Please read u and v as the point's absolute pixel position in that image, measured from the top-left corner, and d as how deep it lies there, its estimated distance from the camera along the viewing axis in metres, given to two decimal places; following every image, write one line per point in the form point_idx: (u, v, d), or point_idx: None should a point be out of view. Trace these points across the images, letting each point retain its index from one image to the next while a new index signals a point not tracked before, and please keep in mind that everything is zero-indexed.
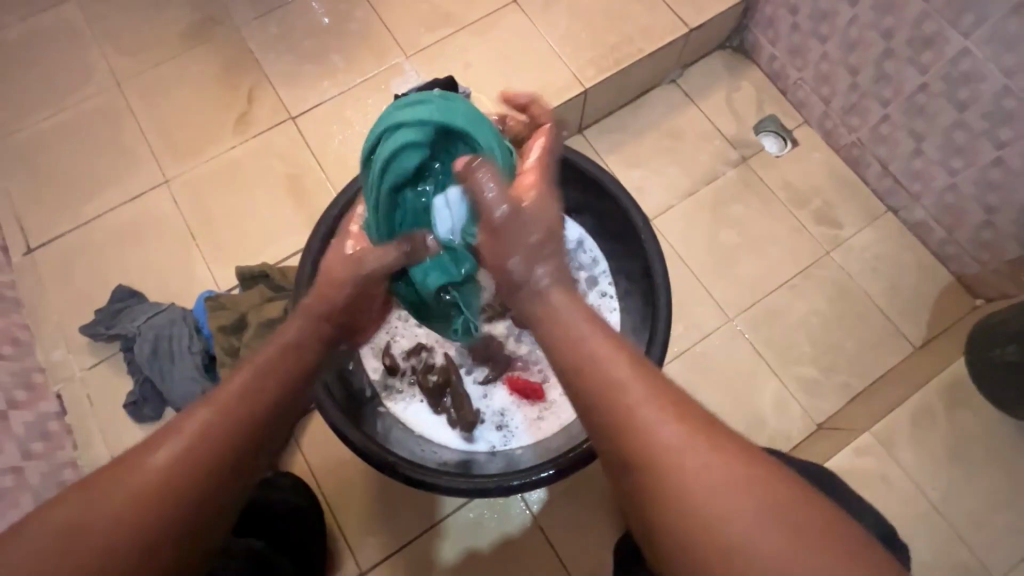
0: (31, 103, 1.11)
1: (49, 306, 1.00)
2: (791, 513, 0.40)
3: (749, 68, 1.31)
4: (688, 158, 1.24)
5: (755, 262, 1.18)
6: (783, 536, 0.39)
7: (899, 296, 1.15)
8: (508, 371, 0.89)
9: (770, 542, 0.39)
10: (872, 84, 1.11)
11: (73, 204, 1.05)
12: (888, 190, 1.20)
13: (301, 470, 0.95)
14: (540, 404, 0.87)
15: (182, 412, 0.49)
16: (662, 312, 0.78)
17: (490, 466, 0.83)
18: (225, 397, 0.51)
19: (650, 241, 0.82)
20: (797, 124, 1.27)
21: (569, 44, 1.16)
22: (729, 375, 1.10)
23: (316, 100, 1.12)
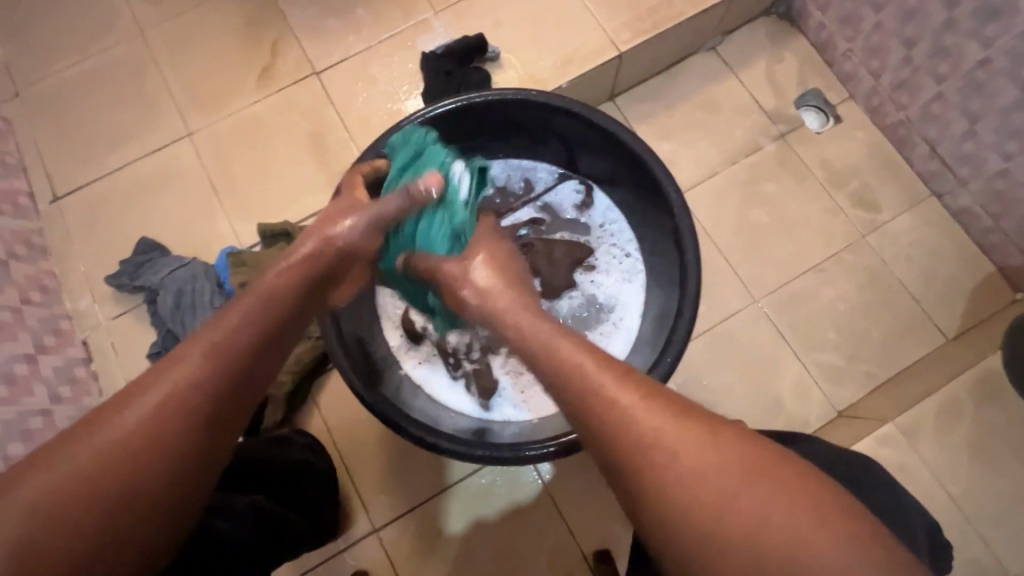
0: (56, 50, 1.10)
1: (76, 255, 1.01)
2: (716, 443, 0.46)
3: (794, 37, 1.23)
4: (722, 132, 1.19)
5: (785, 244, 1.14)
6: (704, 457, 0.45)
7: (934, 285, 1.11)
8: None
9: (692, 459, 0.45)
10: (928, 58, 1.04)
11: (98, 154, 1.05)
12: (933, 174, 1.13)
13: (318, 428, 0.96)
14: None
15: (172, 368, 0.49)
16: (692, 283, 0.73)
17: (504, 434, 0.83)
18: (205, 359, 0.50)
19: (682, 215, 0.76)
20: (841, 99, 1.21)
21: (605, 4, 1.10)
22: (750, 358, 1.08)
23: (341, 55, 1.09)
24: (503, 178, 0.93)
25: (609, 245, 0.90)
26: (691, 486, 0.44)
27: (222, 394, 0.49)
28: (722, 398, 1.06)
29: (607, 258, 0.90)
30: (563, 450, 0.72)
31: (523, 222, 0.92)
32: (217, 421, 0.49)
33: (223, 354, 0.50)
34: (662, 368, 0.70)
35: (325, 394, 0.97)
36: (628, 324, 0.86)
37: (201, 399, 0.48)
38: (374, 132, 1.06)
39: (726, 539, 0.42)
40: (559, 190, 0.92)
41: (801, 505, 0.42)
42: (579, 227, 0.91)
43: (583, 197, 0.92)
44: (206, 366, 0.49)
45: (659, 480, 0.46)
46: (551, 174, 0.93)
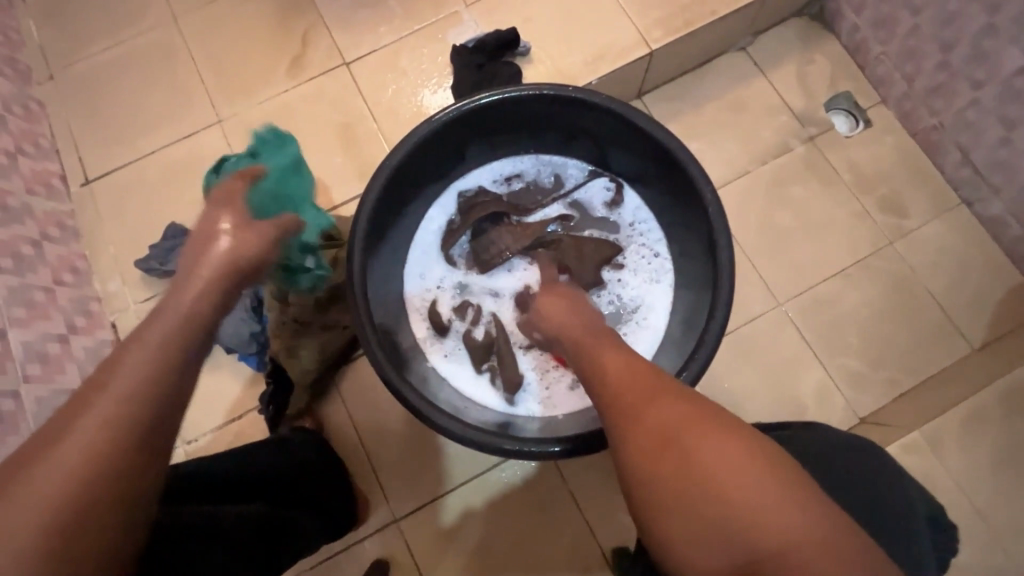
0: (90, 34, 1.11)
1: (106, 237, 1.02)
2: (689, 406, 0.50)
3: (826, 39, 1.22)
4: (750, 133, 1.18)
5: (810, 247, 1.13)
6: (674, 416, 0.49)
7: (962, 294, 1.10)
8: None
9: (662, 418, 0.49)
10: (965, 63, 1.02)
11: (129, 139, 1.06)
12: (965, 181, 1.12)
13: (341, 417, 0.97)
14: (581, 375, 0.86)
15: (92, 381, 0.44)
16: (726, 284, 0.73)
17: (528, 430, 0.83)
18: (136, 356, 0.45)
19: (718, 217, 0.76)
20: (871, 103, 1.19)
21: (638, 1, 1.10)
22: (772, 361, 1.08)
23: (372, 46, 1.09)
24: (534, 173, 0.93)
25: (638, 243, 0.90)
26: (660, 441, 0.48)
27: (168, 382, 0.45)
28: (743, 400, 1.06)
29: (635, 257, 0.89)
30: (588, 447, 0.71)
31: (553, 218, 0.91)
32: (169, 409, 0.45)
33: (160, 343, 0.46)
34: (693, 369, 0.71)
35: (349, 383, 0.98)
36: (655, 324, 0.86)
37: (159, 380, 0.45)
38: (402, 124, 1.06)
39: (694, 491, 0.44)
40: (589, 187, 0.92)
41: (763, 465, 0.44)
42: (608, 226, 0.91)
43: (613, 195, 0.91)
44: (143, 358, 0.45)
45: (642, 441, 0.49)
46: (582, 171, 0.92)
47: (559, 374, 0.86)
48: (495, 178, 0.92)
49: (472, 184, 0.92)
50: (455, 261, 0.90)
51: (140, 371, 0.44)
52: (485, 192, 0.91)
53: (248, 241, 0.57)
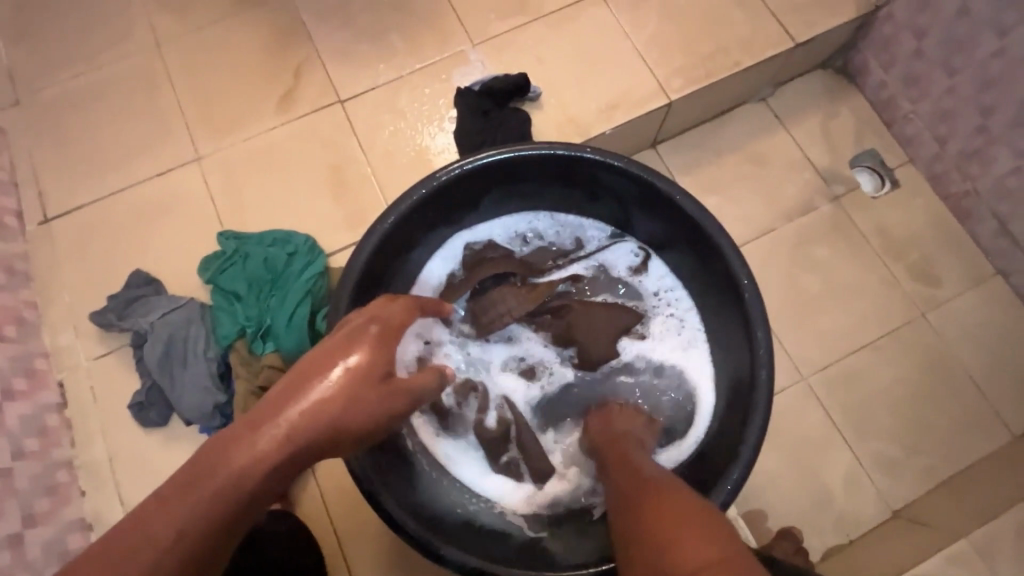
0: (63, 59, 1.02)
1: (62, 283, 0.91)
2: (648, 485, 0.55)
3: (852, 93, 1.15)
4: (772, 189, 1.10)
5: (837, 316, 1.04)
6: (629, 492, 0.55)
7: (1000, 373, 1.01)
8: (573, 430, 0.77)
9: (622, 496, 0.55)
10: (1007, 129, 0.95)
11: (97, 174, 0.97)
12: (1001, 251, 1.04)
13: (314, 502, 0.86)
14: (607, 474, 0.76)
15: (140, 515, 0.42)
16: (763, 381, 0.67)
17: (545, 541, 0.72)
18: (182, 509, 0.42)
19: (754, 305, 0.69)
20: (900, 162, 1.12)
21: (657, 48, 1.03)
22: (796, 442, 0.98)
23: (369, 83, 1.01)
24: (550, 234, 0.83)
25: (666, 317, 0.80)
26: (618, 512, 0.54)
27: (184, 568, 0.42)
28: (765, 486, 0.96)
29: (661, 329, 0.80)
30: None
31: (565, 279, 0.82)
32: None
33: (190, 518, 0.42)
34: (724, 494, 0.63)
35: (323, 463, 0.87)
36: (682, 405, 0.77)
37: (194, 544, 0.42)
38: (400, 169, 0.98)
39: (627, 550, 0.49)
40: (614, 250, 0.83)
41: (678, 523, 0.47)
42: (631, 294, 0.82)
43: (639, 262, 0.82)
44: (189, 507, 0.42)
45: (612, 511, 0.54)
46: (603, 233, 0.83)
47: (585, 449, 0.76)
48: (506, 236, 0.83)
49: (481, 236, 0.82)
50: (453, 325, 0.80)
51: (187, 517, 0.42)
52: (494, 246, 0.82)
53: (363, 391, 0.50)
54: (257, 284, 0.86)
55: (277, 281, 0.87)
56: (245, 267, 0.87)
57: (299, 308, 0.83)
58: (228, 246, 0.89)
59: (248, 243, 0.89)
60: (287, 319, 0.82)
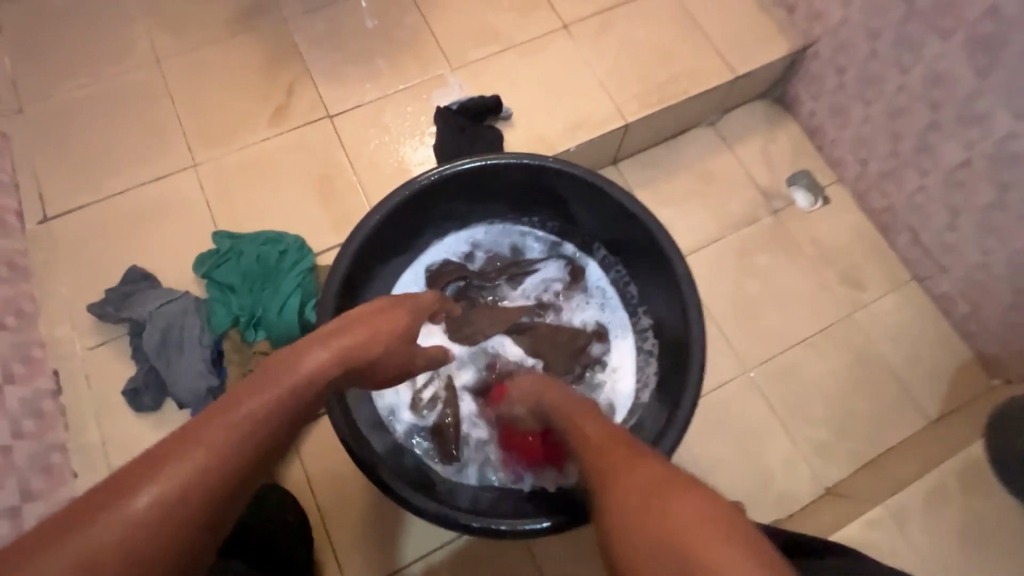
0: (66, 71, 1.09)
1: (59, 278, 0.97)
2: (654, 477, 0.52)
3: (787, 120, 1.31)
4: (718, 204, 1.23)
5: (776, 316, 1.16)
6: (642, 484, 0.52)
7: (917, 366, 1.14)
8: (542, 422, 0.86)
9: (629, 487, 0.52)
10: (913, 153, 1.10)
11: (96, 178, 1.03)
12: (915, 259, 1.19)
13: (298, 480, 0.92)
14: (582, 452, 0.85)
15: (170, 443, 0.46)
16: (696, 357, 0.76)
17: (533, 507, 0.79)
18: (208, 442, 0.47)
19: (689, 291, 0.78)
20: (829, 181, 1.27)
21: (615, 77, 1.16)
22: (741, 427, 1.08)
23: (356, 101, 1.11)
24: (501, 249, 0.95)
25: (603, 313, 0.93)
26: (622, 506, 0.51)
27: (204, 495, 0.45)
28: (713, 468, 1.06)
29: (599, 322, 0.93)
30: (539, 530, 0.69)
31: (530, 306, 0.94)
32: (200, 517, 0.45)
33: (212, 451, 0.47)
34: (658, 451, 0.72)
35: (308, 444, 0.93)
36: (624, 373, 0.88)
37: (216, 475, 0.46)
38: (383, 178, 1.07)
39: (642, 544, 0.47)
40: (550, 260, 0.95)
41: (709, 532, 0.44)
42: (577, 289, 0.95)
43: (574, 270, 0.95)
44: (212, 445, 0.47)
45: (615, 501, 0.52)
46: (542, 245, 0.96)
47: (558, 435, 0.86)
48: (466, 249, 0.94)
49: (436, 258, 0.93)
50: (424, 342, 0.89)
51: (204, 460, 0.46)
52: (449, 263, 0.93)
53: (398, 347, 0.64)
54: (250, 278, 0.94)
55: (270, 276, 0.94)
56: (238, 262, 0.94)
57: (289, 300, 0.90)
58: (223, 245, 0.96)
59: (240, 241, 0.96)
60: (278, 309, 0.90)
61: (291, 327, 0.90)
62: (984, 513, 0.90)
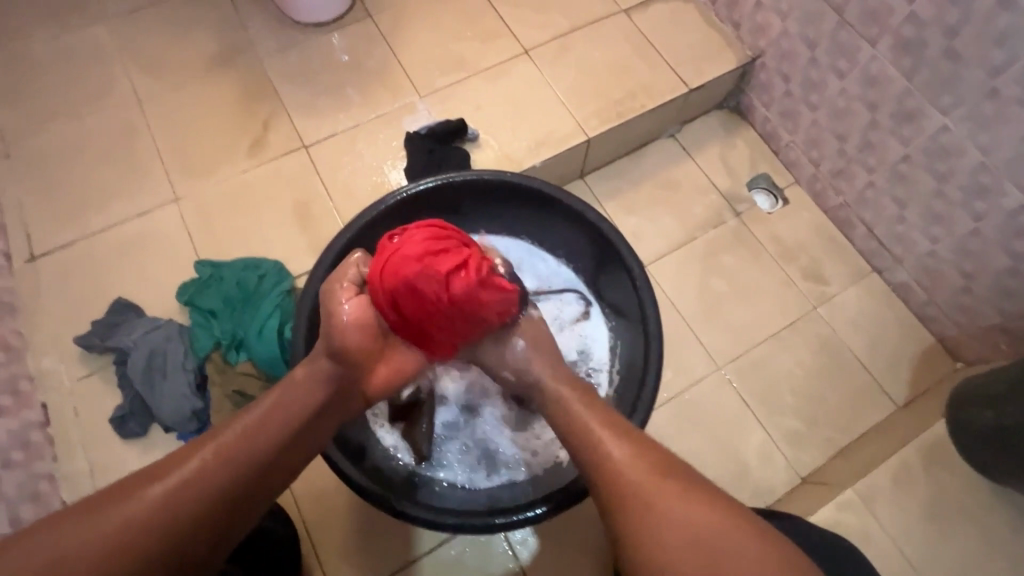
0: (50, 117, 1.14)
1: (47, 313, 1.00)
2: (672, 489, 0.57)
3: (744, 127, 1.37)
4: (683, 210, 1.29)
5: (744, 313, 1.21)
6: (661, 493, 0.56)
7: (881, 354, 1.18)
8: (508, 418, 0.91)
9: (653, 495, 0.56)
10: (859, 151, 1.17)
11: (81, 216, 1.07)
12: (872, 252, 1.24)
13: (285, 498, 0.95)
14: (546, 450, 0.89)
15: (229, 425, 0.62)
16: (654, 351, 0.81)
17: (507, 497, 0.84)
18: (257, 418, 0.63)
19: (645, 290, 0.84)
20: (787, 182, 1.33)
21: (575, 96, 1.22)
22: (715, 423, 1.12)
23: (330, 131, 1.16)
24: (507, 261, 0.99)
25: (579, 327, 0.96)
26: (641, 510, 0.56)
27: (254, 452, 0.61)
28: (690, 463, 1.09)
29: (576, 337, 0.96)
30: (519, 522, 0.73)
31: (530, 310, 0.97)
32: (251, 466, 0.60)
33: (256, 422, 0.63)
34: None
35: None
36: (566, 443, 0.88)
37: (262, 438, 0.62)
38: (358, 201, 1.12)
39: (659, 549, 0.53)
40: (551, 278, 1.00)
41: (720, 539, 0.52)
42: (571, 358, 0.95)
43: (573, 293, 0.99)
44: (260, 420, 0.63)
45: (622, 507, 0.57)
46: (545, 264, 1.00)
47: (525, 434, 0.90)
48: None
49: None
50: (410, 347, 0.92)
51: (181, 486, 0.56)
52: None
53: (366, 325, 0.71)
54: (229, 301, 0.99)
55: (250, 300, 0.99)
56: (219, 286, 1.00)
57: (268, 320, 0.95)
58: (204, 270, 1.02)
59: (221, 266, 1.02)
60: (256, 330, 0.95)
61: (268, 345, 0.94)
62: (947, 488, 0.93)
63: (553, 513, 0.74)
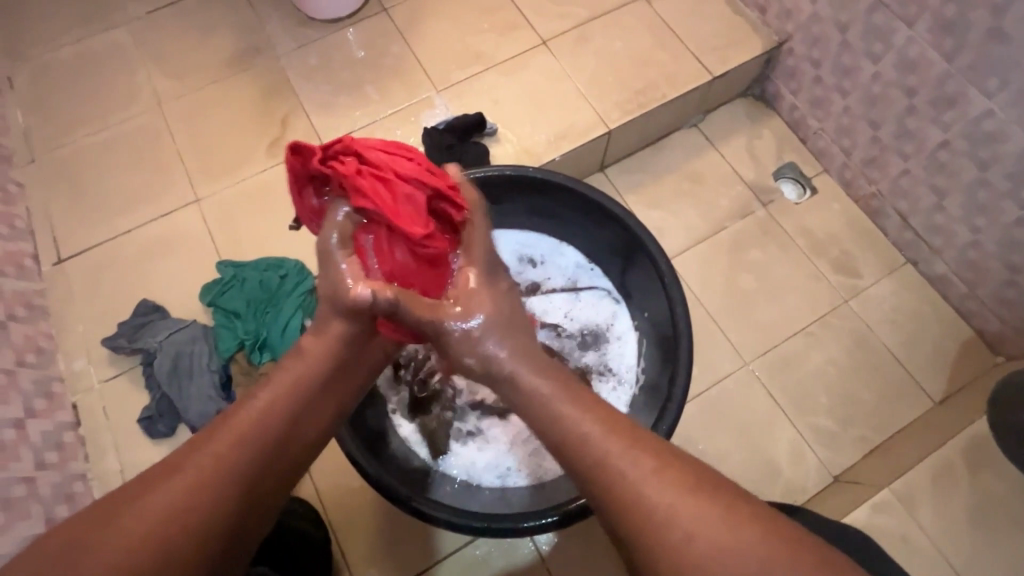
0: (75, 120, 1.15)
1: (76, 317, 1.02)
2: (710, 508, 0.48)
3: (770, 115, 1.33)
4: (708, 202, 1.25)
5: (772, 308, 1.17)
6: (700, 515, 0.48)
7: (917, 349, 1.14)
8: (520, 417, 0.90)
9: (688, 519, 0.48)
10: (894, 139, 1.12)
11: (106, 218, 1.09)
12: (908, 243, 1.19)
13: (310, 496, 0.96)
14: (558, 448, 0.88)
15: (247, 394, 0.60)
16: (684, 351, 0.78)
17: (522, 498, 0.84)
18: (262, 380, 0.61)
19: (674, 288, 0.82)
20: (816, 172, 1.28)
21: (595, 86, 1.20)
22: (743, 421, 1.10)
23: (348, 129, 1.15)
24: (539, 258, 0.98)
25: (609, 331, 0.94)
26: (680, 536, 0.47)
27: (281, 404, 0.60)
28: (717, 462, 1.07)
29: (605, 342, 0.94)
30: (537, 528, 0.72)
31: (559, 311, 0.96)
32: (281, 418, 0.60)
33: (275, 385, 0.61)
34: (659, 432, 0.75)
35: (318, 461, 0.98)
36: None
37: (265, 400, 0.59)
38: None
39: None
40: (583, 278, 0.97)
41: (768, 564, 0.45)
42: (596, 353, 0.93)
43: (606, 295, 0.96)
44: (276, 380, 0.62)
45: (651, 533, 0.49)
46: (575, 262, 0.98)
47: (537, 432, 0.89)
48: None
49: None
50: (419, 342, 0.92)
51: (193, 493, 0.51)
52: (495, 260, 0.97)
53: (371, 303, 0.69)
54: (251, 301, 0.99)
55: (272, 300, 1.00)
56: (241, 285, 1.00)
57: (291, 322, 0.96)
58: (224, 270, 1.03)
59: (242, 265, 1.02)
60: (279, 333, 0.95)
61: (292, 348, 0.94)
62: (992, 490, 0.90)
63: (572, 521, 0.72)
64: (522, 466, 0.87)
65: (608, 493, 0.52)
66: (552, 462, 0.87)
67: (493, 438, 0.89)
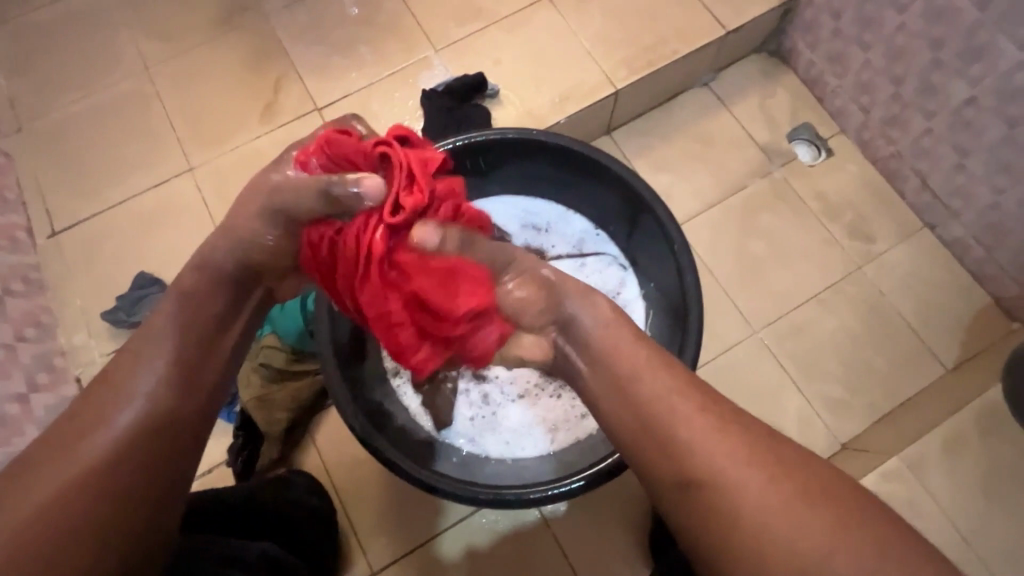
0: (59, 86, 1.11)
1: (73, 291, 1.00)
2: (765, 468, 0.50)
3: (785, 72, 1.26)
4: (719, 165, 1.21)
5: (783, 275, 1.14)
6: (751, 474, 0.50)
7: (931, 315, 1.12)
8: (528, 390, 0.89)
9: (740, 474, 0.50)
10: (916, 95, 1.06)
11: (97, 189, 1.06)
12: (925, 206, 1.15)
13: (315, 468, 0.96)
14: (566, 421, 0.87)
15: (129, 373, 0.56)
16: (693, 318, 0.76)
17: (528, 469, 0.84)
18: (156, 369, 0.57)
19: (684, 254, 0.79)
20: (832, 133, 1.23)
21: (602, 43, 1.13)
22: (750, 389, 1.08)
23: (343, 91, 1.11)
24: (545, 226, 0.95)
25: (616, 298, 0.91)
26: (725, 485, 0.50)
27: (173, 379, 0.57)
28: None
29: None
30: (542, 499, 0.72)
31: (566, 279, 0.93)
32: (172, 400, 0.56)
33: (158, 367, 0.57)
34: None
35: (322, 432, 0.98)
36: (587, 424, 0.86)
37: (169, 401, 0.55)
38: None
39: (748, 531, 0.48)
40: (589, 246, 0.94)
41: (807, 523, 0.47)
42: None
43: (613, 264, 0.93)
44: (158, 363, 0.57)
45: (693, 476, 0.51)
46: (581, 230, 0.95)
47: (547, 404, 0.88)
48: None
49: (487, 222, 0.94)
50: None
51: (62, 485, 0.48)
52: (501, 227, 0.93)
53: None
54: None
55: None
56: None
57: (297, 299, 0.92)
58: None
59: None
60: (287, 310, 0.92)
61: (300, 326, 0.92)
62: (1002, 455, 0.89)
63: (582, 490, 0.72)
64: (531, 438, 0.86)
65: (650, 431, 0.55)
66: (561, 433, 0.86)
67: (501, 412, 0.88)
